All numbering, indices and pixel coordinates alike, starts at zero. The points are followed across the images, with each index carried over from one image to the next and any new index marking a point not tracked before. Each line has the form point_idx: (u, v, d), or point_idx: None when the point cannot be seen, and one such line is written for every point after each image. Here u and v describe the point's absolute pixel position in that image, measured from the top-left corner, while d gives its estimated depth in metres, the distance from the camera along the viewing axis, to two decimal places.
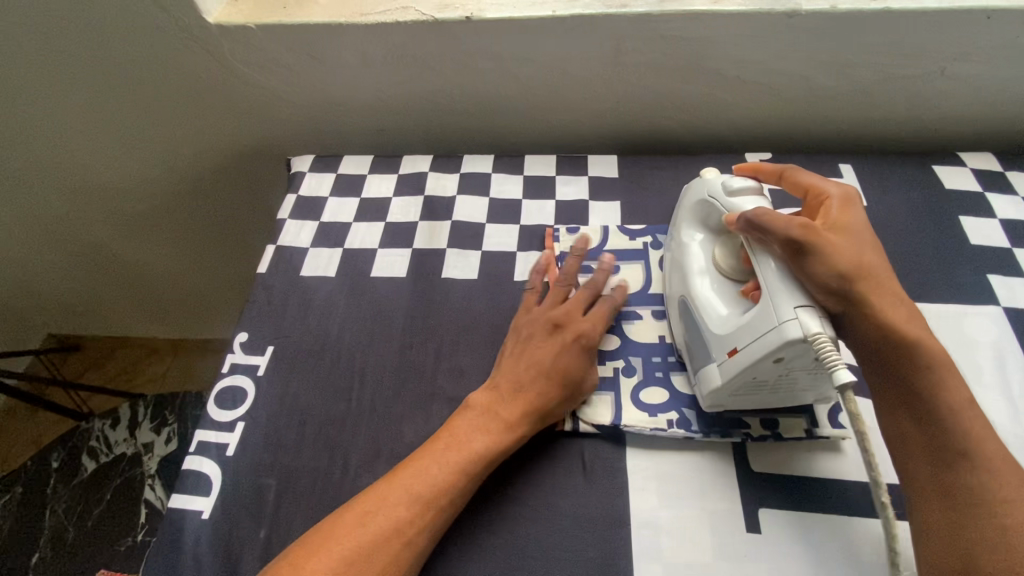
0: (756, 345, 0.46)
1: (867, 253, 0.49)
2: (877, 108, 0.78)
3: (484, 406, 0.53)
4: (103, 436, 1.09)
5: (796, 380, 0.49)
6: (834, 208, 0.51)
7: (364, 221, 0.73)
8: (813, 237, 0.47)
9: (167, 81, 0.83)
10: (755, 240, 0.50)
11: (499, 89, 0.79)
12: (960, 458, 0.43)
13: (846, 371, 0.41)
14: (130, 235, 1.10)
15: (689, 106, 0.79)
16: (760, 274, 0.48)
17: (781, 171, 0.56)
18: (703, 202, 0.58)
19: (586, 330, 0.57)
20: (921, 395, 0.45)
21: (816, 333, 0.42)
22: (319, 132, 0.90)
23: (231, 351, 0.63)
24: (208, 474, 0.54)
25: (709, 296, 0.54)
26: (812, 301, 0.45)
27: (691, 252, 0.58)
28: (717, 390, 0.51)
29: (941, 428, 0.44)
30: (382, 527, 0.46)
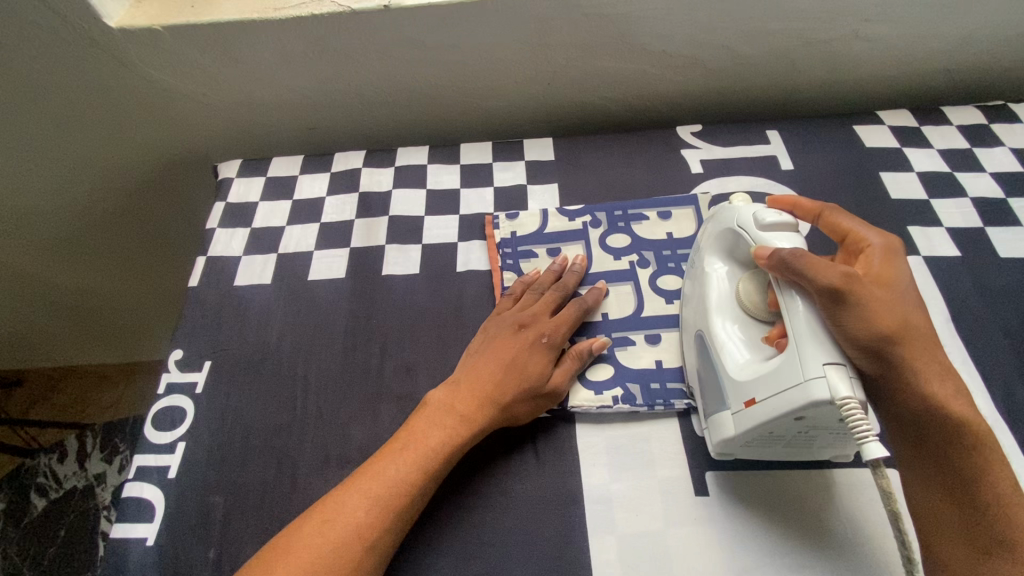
0: (778, 400, 0.43)
1: (913, 313, 0.46)
2: (799, 74, 0.79)
3: (442, 403, 0.53)
4: (50, 471, 1.02)
5: (815, 438, 0.47)
6: (876, 258, 0.48)
7: (298, 224, 0.71)
8: (855, 294, 0.44)
9: (73, 92, 0.78)
10: (787, 282, 0.47)
11: (428, 78, 0.77)
12: (1006, 547, 0.41)
13: (875, 443, 0.39)
14: (58, 261, 1.04)
15: (619, 83, 0.79)
16: (788, 319, 0.45)
17: (819, 210, 0.53)
18: (730, 231, 0.54)
19: (550, 331, 0.56)
20: (964, 472, 0.43)
21: (845, 399, 0.40)
22: (247, 135, 0.86)
23: (166, 371, 0.60)
24: (150, 499, 0.53)
25: (729, 336, 0.51)
26: (842, 358, 0.42)
27: (711, 283, 0.54)
28: (730, 440, 0.48)
29: (979, 504, 0.43)
30: (342, 537, 0.45)
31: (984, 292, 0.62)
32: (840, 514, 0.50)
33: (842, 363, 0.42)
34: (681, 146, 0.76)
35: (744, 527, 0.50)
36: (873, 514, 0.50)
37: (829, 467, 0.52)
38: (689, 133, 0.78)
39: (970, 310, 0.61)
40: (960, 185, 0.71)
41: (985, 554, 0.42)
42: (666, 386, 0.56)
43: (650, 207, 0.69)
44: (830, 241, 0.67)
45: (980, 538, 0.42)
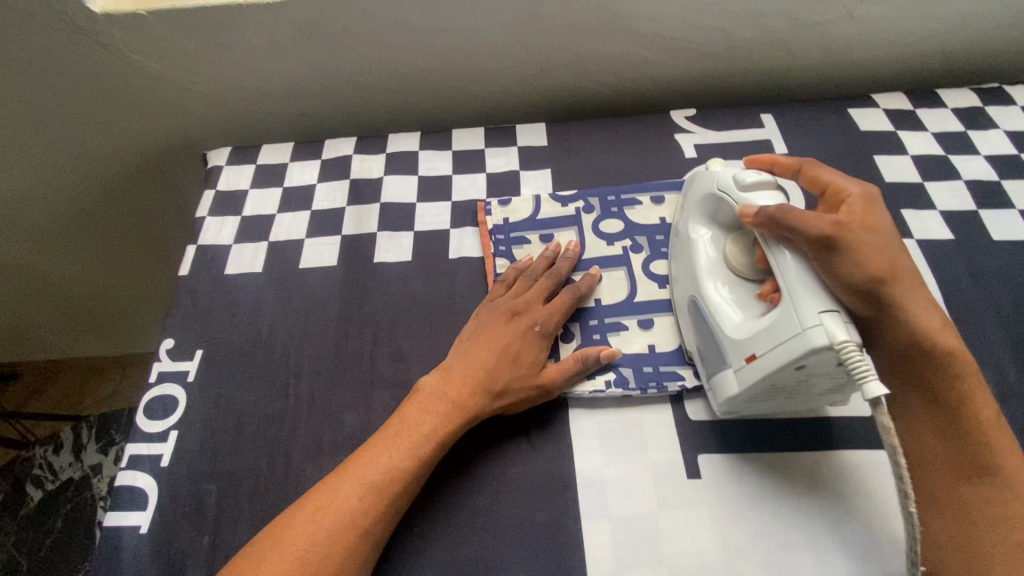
0: (778, 352, 0.44)
1: (898, 256, 0.47)
2: (793, 57, 0.79)
3: (435, 390, 0.53)
4: (46, 463, 1.02)
5: (812, 389, 0.48)
6: (858, 207, 0.50)
7: (288, 212, 0.71)
8: (843, 238, 0.45)
9: (59, 79, 0.78)
10: (775, 237, 0.48)
11: (419, 63, 0.76)
12: (982, 472, 0.43)
13: (875, 383, 0.41)
14: (49, 251, 1.03)
15: (612, 68, 0.78)
16: (779, 273, 0.46)
17: (798, 165, 0.55)
18: (712, 196, 0.55)
19: (543, 318, 0.56)
20: (951, 404, 0.45)
21: (844, 342, 0.41)
22: (237, 122, 0.85)
23: (157, 360, 0.60)
24: (143, 487, 0.52)
25: (721, 297, 0.52)
26: (837, 305, 0.43)
27: (699, 250, 0.55)
28: (734, 398, 0.49)
29: (961, 438, 0.44)
30: (337, 525, 0.45)
31: (977, 275, 0.62)
32: (832, 495, 0.50)
33: (837, 309, 0.43)
34: (675, 131, 0.76)
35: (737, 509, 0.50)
36: (865, 493, 0.50)
37: (822, 450, 0.52)
38: (683, 118, 0.77)
39: (962, 292, 0.61)
40: (955, 168, 0.71)
41: (970, 487, 0.43)
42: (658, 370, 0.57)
43: (643, 192, 0.68)
44: None
45: (965, 471, 0.43)
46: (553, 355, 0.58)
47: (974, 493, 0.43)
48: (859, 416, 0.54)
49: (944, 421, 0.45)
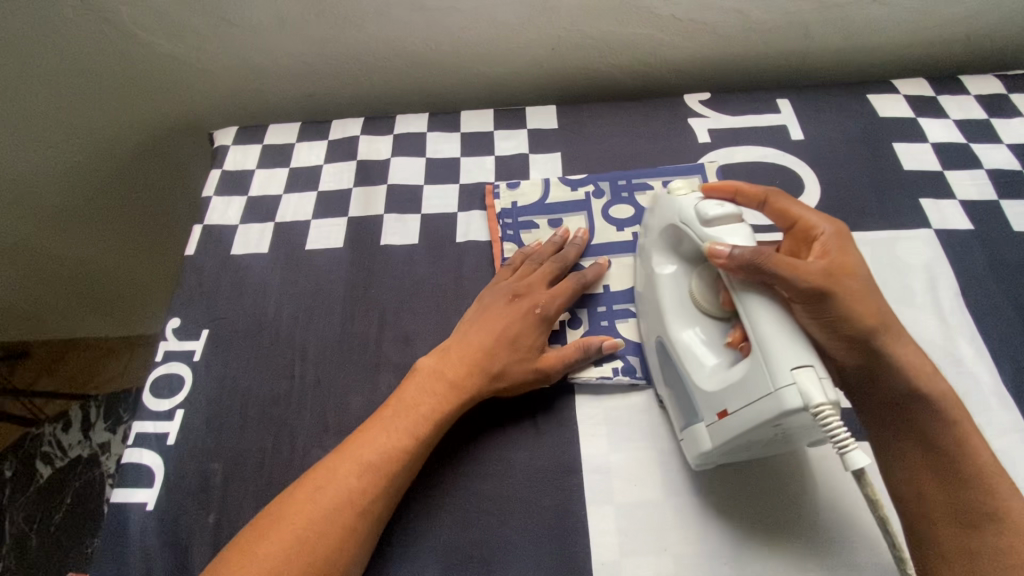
0: (751, 411, 0.42)
1: (879, 299, 0.46)
2: (812, 40, 0.77)
3: (433, 372, 0.52)
4: (55, 440, 1.03)
5: (790, 438, 0.45)
6: (834, 245, 0.47)
7: (295, 192, 0.70)
8: (830, 285, 0.43)
9: (69, 53, 0.78)
10: (748, 282, 0.45)
11: (428, 42, 0.75)
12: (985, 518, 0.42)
13: (858, 452, 0.39)
14: (58, 229, 1.04)
15: (625, 50, 0.77)
16: (750, 322, 0.43)
17: (764, 196, 0.51)
18: (673, 228, 0.52)
19: (545, 300, 0.55)
20: (948, 451, 0.44)
21: (819, 405, 0.38)
22: (243, 102, 0.84)
23: (164, 339, 0.60)
24: (149, 465, 0.53)
25: (692, 342, 0.49)
26: (812, 358, 0.40)
27: (670, 288, 0.52)
28: (707, 454, 0.46)
29: (964, 485, 0.43)
30: (335, 503, 0.45)
31: (995, 267, 0.61)
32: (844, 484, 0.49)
33: (813, 362, 0.40)
34: (688, 115, 0.74)
35: (740, 497, 0.49)
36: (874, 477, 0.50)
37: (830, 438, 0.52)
38: (697, 102, 0.75)
39: (981, 284, 0.59)
40: (976, 157, 0.69)
41: (979, 536, 0.42)
42: None
43: (655, 177, 0.67)
44: (838, 213, 0.65)
45: (970, 521, 0.42)
46: (561, 340, 0.58)
47: (985, 544, 0.41)
48: None
49: (943, 469, 0.44)
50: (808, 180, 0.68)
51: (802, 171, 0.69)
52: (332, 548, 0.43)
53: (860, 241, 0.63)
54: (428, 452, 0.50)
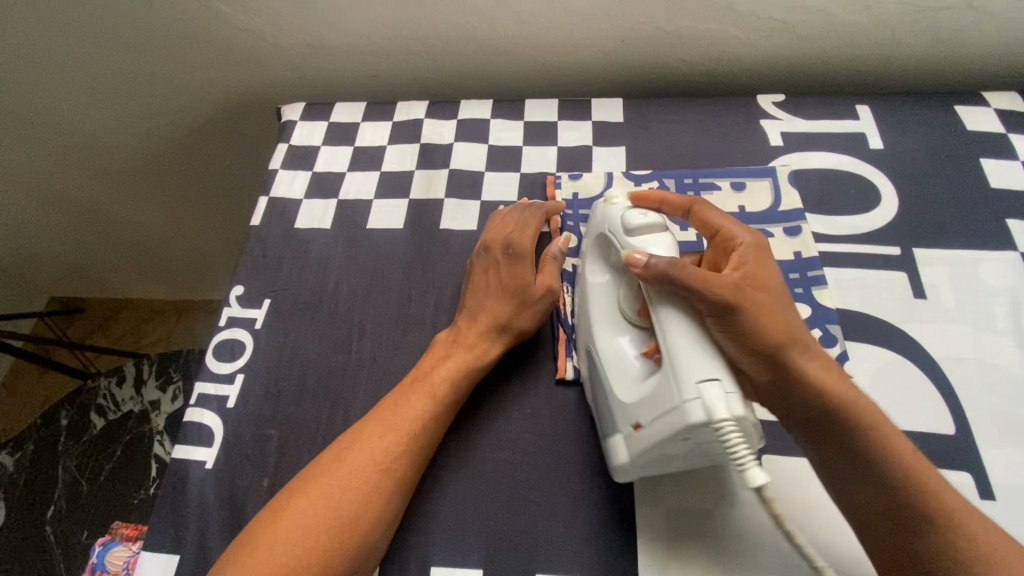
0: (660, 425, 0.42)
1: (788, 311, 0.45)
2: (899, 45, 0.73)
3: (448, 342, 0.54)
4: (110, 394, 1.07)
5: (706, 453, 0.45)
6: (750, 258, 0.47)
7: (358, 170, 0.71)
8: (736, 298, 0.43)
9: (147, 23, 0.81)
10: (665, 292, 0.45)
11: (497, 29, 0.74)
12: (926, 524, 0.40)
13: (757, 469, 0.37)
14: (125, 193, 1.09)
15: (699, 45, 0.74)
16: (664, 336, 0.43)
17: (689, 205, 0.52)
18: (604, 238, 0.52)
19: (515, 236, 0.58)
20: (871, 461, 0.42)
21: (721, 420, 0.38)
22: (310, 78, 0.86)
23: (227, 305, 0.62)
24: (209, 425, 0.54)
25: (617, 351, 0.49)
26: (719, 371, 0.40)
27: (601, 299, 0.52)
28: (625, 467, 0.46)
29: (903, 495, 0.41)
30: (359, 462, 0.46)
31: None
32: None
33: (720, 376, 0.39)
34: (760, 117, 0.72)
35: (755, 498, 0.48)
36: None
37: None
38: (770, 103, 0.73)
39: None
40: None
41: (925, 538, 0.40)
42: None
43: (722, 178, 0.65)
44: (917, 228, 0.62)
45: (910, 526, 0.41)
46: None
47: (929, 546, 0.40)
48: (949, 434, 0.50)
49: (872, 479, 0.42)
50: (886, 191, 0.65)
51: (879, 181, 0.66)
52: (359, 503, 0.45)
53: (938, 258, 0.60)
54: (453, 414, 0.52)
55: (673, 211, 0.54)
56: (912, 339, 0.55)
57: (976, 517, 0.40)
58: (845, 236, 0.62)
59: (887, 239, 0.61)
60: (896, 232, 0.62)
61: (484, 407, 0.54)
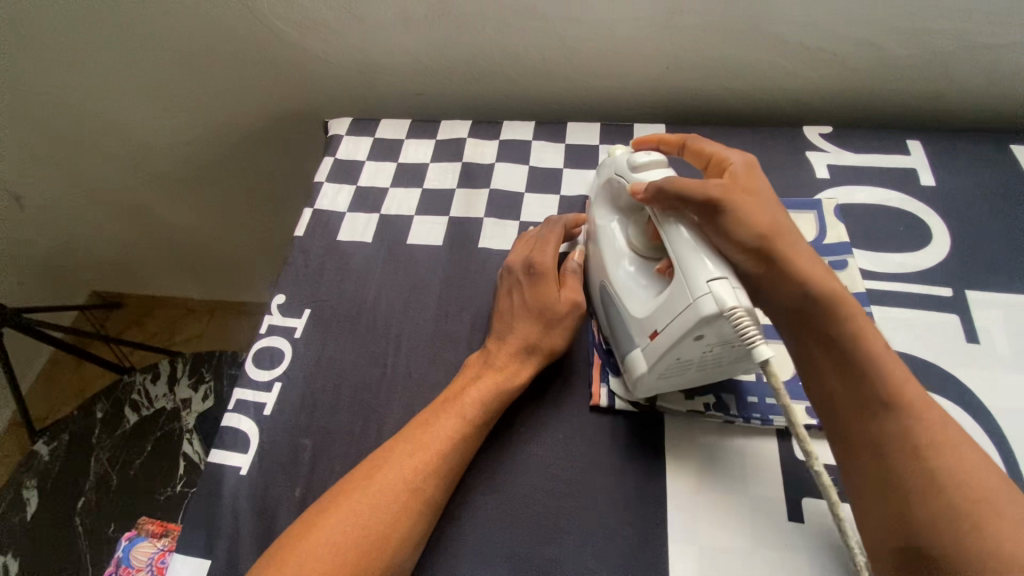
0: (675, 325, 0.44)
1: (774, 213, 0.48)
2: (953, 81, 0.71)
3: (479, 363, 0.55)
4: (144, 390, 1.10)
5: (723, 359, 0.47)
6: (739, 171, 0.51)
7: (400, 187, 0.72)
8: (722, 199, 0.46)
9: (207, 38, 0.85)
10: (667, 210, 0.48)
11: (543, 52, 0.75)
12: (883, 408, 0.41)
13: (764, 347, 0.41)
14: (171, 195, 1.14)
15: (745, 74, 0.74)
16: (669, 246, 0.46)
17: (683, 141, 0.56)
18: (612, 181, 0.56)
19: (536, 254, 0.58)
20: (846, 350, 0.44)
21: (732, 308, 0.41)
22: (357, 94, 0.89)
23: (269, 313, 0.63)
24: (246, 432, 0.55)
25: (628, 278, 0.52)
26: (725, 271, 0.43)
27: (608, 237, 0.56)
28: (643, 375, 0.49)
29: (863, 380, 0.42)
30: (390, 479, 0.46)
31: None
32: None
33: (726, 275, 0.42)
34: (807, 148, 0.71)
35: (793, 541, 0.46)
36: None
37: None
38: (817, 135, 0.72)
39: None
40: None
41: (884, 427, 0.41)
42: (761, 398, 0.52)
43: None
44: (970, 270, 0.60)
45: (868, 410, 0.42)
46: None
47: (886, 430, 0.41)
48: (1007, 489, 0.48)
49: (848, 370, 0.43)
50: (937, 230, 0.63)
51: (930, 220, 0.64)
52: (388, 522, 0.45)
53: (993, 302, 0.58)
54: (483, 436, 0.51)
55: (669, 149, 0.57)
56: (966, 386, 0.53)
57: (935, 413, 0.41)
58: (893, 274, 0.60)
59: (938, 280, 0.59)
60: (947, 273, 0.60)
61: (515, 430, 0.54)
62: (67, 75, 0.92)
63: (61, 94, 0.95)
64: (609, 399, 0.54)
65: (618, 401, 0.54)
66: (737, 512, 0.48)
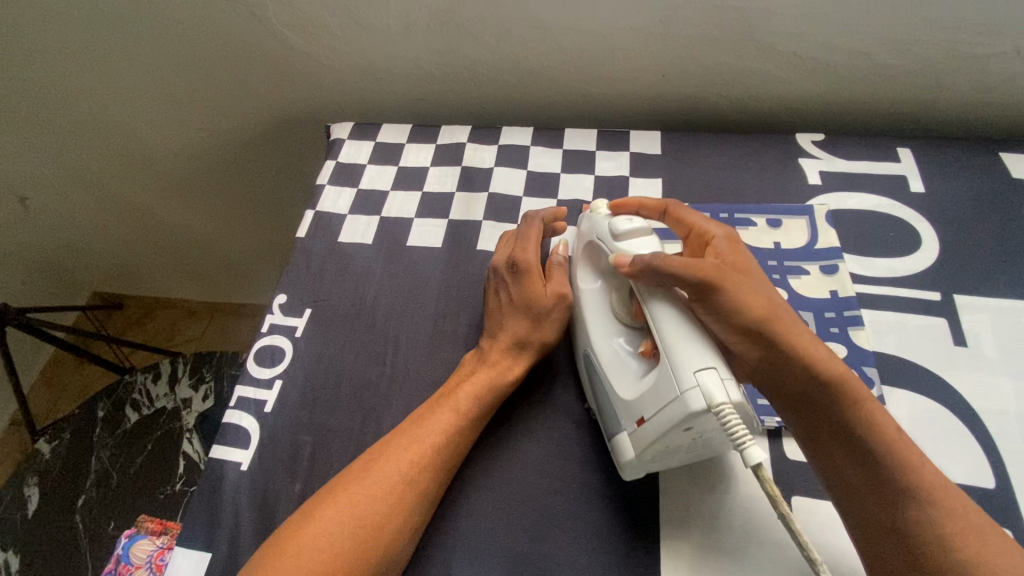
0: (662, 417, 0.44)
1: (768, 292, 0.49)
2: (943, 90, 0.73)
3: (472, 360, 0.56)
4: (145, 389, 1.11)
5: (704, 443, 0.47)
6: (723, 248, 0.52)
7: (401, 190, 0.74)
8: (716, 279, 0.47)
9: (213, 43, 0.87)
10: (658, 288, 0.48)
11: (542, 59, 0.77)
12: (906, 497, 0.42)
13: (757, 448, 0.41)
14: (175, 198, 1.15)
15: (739, 82, 0.76)
16: (658, 327, 0.46)
17: (664, 207, 0.57)
18: (593, 245, 0.56)
19: (518, 252, 0.59)
20: (855, 435, 0.44)
21: (720, 405, 0.41)
22: (359, 99, 0.90)
23: (271, 312, 0.65)
24: (247, 428, 0.56)
25: (615, 352, 0.51)
26: (713, 360, 0.43)
27: (593, 303, 0.55)
28: (631, 463, 0.47)
29: (881, 468, 0.43)
30: (387, 470, 0.47)
31: None
32: None
33: (714, 365, 0.43)
34: (800, 155, 0.72)
35: (782, 537, 0.48)
36: None
37: None
38: (810, 142, 0.73)
39: None
40: None
41: (904, 513, 0.41)
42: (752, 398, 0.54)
43: (760, 215, 0.66)
44: (959, 275, 0.61)
45: (892, 501, 0.42)
46: None
47: (913, 522, 0.41)
48: (992, 488, 0.49)
49: (858, 453, 0.44)
50: (927, 235, 0.64)
51: (920, 226, 0.65)
52: (384, 514, 0.45)
53: (981, 306, 0.59)
54: (478, 431, 0.52)
55: (649, 214, 0.58)
56: (953, 388, 0.54)
57: (953, 498, 0.42)
58: (883, 279, 0.61)
59: (927, 284, 0.61)
60: (937, 278, 0.61)
61: (512, 428, 0.55)
62: (74, 77, 0.94)
63: (69, 96, 0.97)
64: None
65: None
66: (729, 511, 0.49)
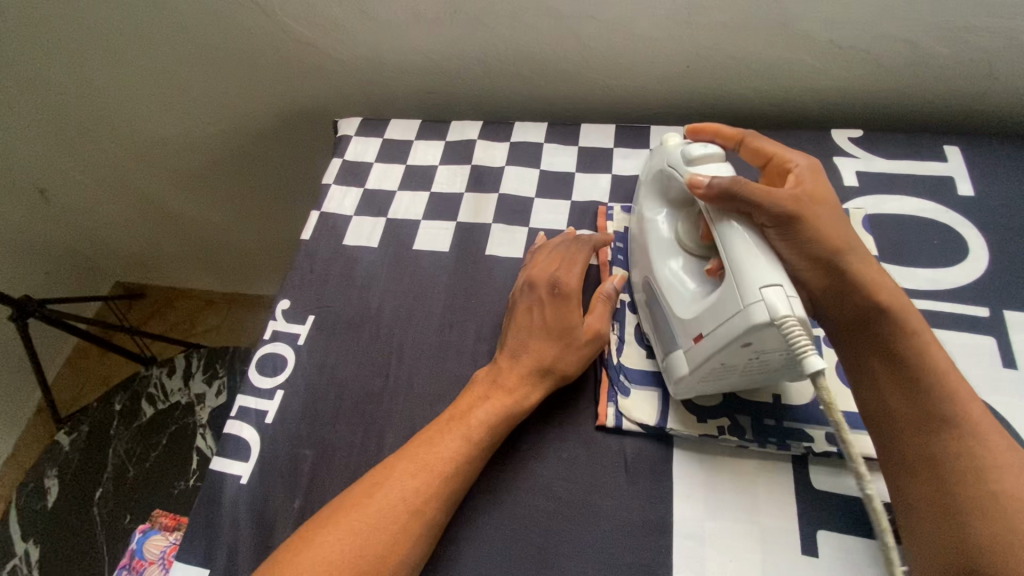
0: (722, 330, 0.43)
1: (842, 224, 0.47)
2: (999, 82, 0.66)
3: (487, 378, 0.53)
4: (160, 383, 1.11)
5: (767, 366, 0.46)
6: (805, 176, 0.49)
7: (408, 190, 0.71)
8: (798, 209, 0.45)
9: (218, 36, 0.84)
10: (729, 212, 0.46)
11: (558, 50, 0.73)
12: (944, 426, 0.40)
13: (816, 357, 0.39)
14: (189, 191, 1.15)
15: (769, 74, 0.70)
16: (724, 247, 0.44)
17: (740, 136, 0.53)
18: (663, 172, 0.54)
19: (561, 274, 0.55)
20: (905, 366, 0.43)
21: (784, 317, 0.39)
22: (369, 93, 0.88)
23: (273, 318, 0.63)
24: (247, 440, 0.55)
25: (673, 275, 0.51)
26: (781, 278, 0.41)
27: (655, 230, 0.54)
28: (684, 378, 0.48)
29: (922, 396, 0.41)
30: (391, 499, 0.45)
31: None
32: None
33: (782, 282, 0.41)
34: (835, 153, 0.67)
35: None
36: None
37: None
38: (846, 139, 0.68)
39: None
40: None
41: (940, 441, 0.40)
42: (779, 423, 0.50)
43: None
44: (1011, 289, 0.56)
45: (930, 428, 0.41)
46: (662, 383, 0.54)
47: (951, 449, 0.40)
48: None
49: (906, 384, 0.42)
50: (975, 244, 0.59)
51: (967, 233, 0.60)
52: (386, 544, 0.43)
53: None
54: (487, 458, 0.50)
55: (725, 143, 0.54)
56: (1006, 416, 0.49)
57: (995, 435, 0.40)
58: (925, 291, 0.56)
59: (973, 298, 0.56)
60: (985, 291, 0.56)
61: (518, 448, 0.52)
62: (83, 72, 0.93)
63: (79, 90, 0.96)
64: (617, 420, 0.52)
65: (626, 422, 0.52)
66: (750, 547, 0.45)
